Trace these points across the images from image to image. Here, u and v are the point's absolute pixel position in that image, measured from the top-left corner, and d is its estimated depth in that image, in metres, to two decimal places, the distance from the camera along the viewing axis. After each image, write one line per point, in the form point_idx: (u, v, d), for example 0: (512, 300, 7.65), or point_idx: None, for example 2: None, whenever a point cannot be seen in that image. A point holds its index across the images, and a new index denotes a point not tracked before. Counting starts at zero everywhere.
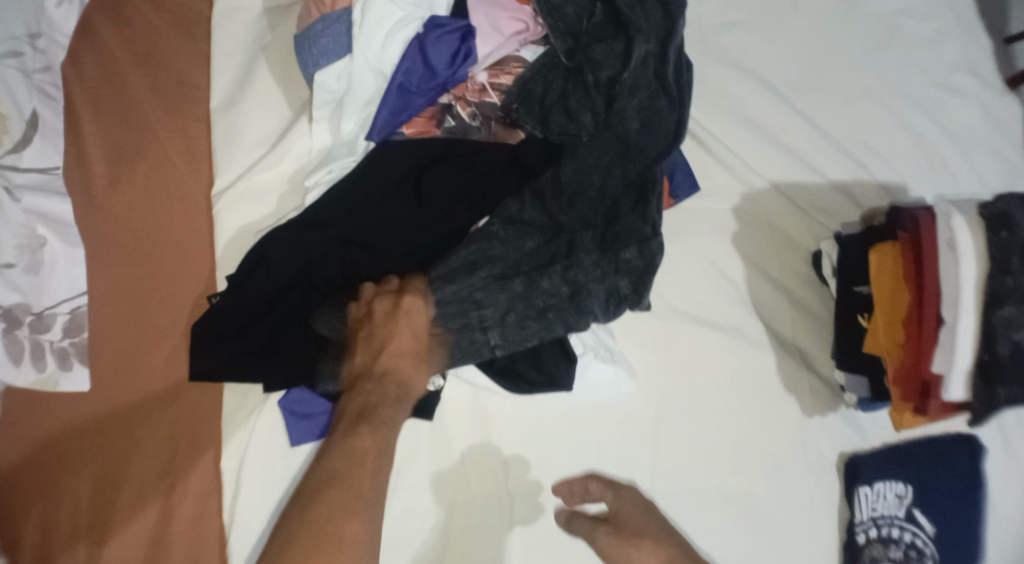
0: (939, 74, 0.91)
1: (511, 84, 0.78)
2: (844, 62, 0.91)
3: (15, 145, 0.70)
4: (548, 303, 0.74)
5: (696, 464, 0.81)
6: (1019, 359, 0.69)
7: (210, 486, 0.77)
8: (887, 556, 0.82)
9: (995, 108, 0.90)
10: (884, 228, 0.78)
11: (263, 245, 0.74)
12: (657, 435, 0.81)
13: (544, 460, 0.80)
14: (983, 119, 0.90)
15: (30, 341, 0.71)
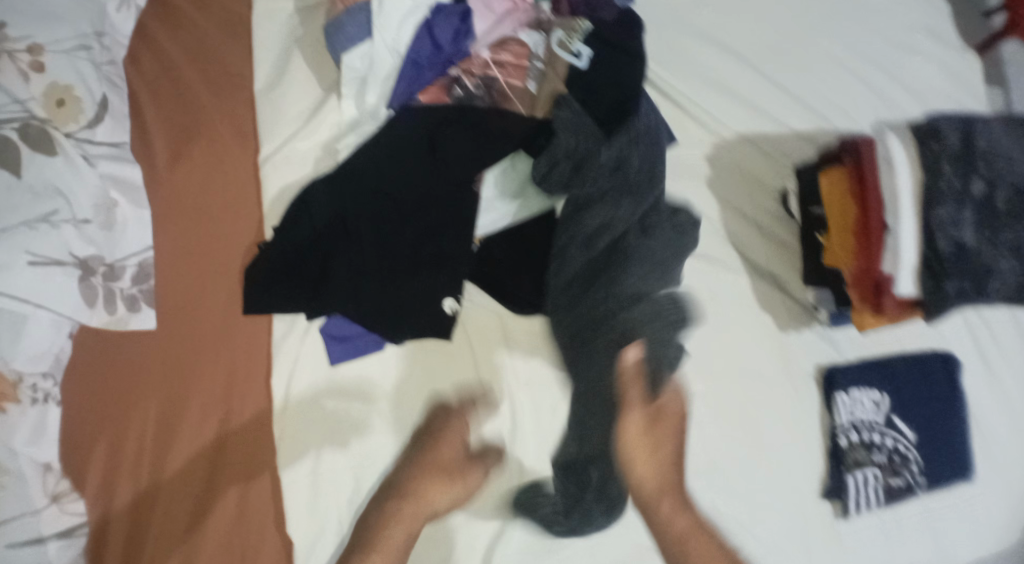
0: (900, 36, 1.05)
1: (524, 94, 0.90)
2: (811, 29, 1.04)
3: (89, 122, 0.82)
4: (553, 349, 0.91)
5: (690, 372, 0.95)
6: (957, 253, 0.82)
7: (262, 408, 0.87)
8: (871, 457, 0.96)
9: (952, 64, 1.04)
10: (832, 155, 0.90)
11: (304, 195, 0.87)
12: None
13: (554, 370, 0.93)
14: (941, 73, 1.04)
15: (103, 287, 0.83)
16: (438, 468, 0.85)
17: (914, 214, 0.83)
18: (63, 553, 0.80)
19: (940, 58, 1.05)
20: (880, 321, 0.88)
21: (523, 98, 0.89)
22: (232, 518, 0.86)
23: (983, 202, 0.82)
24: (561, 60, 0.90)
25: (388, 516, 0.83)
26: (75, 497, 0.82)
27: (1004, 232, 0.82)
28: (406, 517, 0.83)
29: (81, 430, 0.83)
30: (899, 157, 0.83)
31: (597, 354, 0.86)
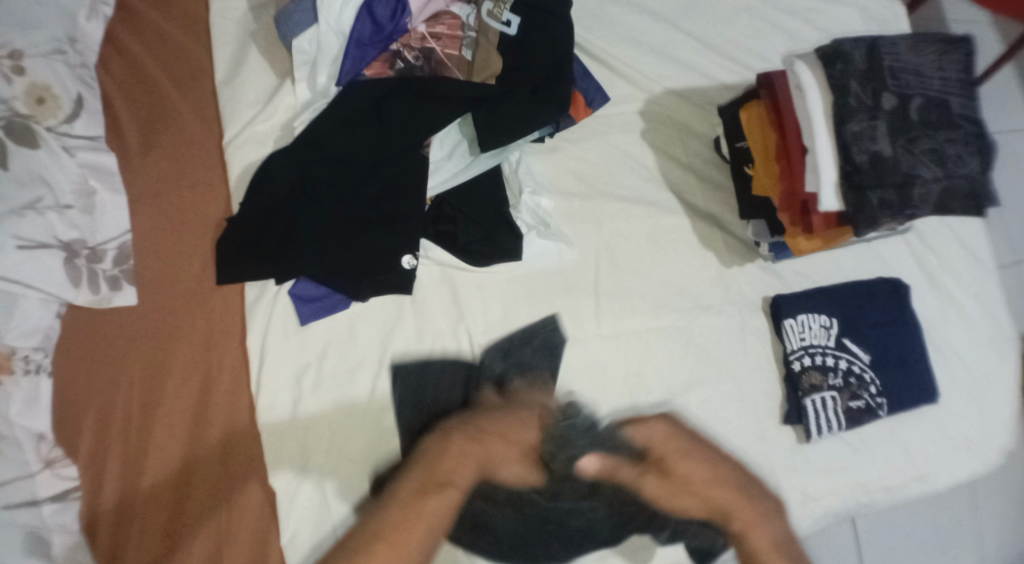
0: None
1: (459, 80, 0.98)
2: None
3: (66, 118, 0.89)
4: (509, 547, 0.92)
5: (641, 311, 1.00)
6: (874, 165, 0.87)
7: (239, 363, 0.95)
8: (826, 381, 0.99)
9: (872, 11, 1.14)
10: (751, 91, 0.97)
11: (265, 164, 0.94)
12: (600, 284, 1.00)
13: (509, 316, 0.98)
14: (860, 19, 1.13)
15: (87, 269, 0.89)
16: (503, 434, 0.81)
17: (828, 130, 0.88)
18: (56, 516, 0.84)
19: (861, 5, 1.14)
20: (812, 241, 0.94)
21: (460, 65, 0.97)
22: (221, 473, 0.91)
23: (896, 114, 0.88)
24: (492, 29, 0.98)
25: (447, 445, 0.78)
26: (67, 463, 0.86)
27: (921, 141, 0.88)
28: (466, 448, 0.77)
29: (70, 400, 0.87)
30: (808, 82, 0.89)
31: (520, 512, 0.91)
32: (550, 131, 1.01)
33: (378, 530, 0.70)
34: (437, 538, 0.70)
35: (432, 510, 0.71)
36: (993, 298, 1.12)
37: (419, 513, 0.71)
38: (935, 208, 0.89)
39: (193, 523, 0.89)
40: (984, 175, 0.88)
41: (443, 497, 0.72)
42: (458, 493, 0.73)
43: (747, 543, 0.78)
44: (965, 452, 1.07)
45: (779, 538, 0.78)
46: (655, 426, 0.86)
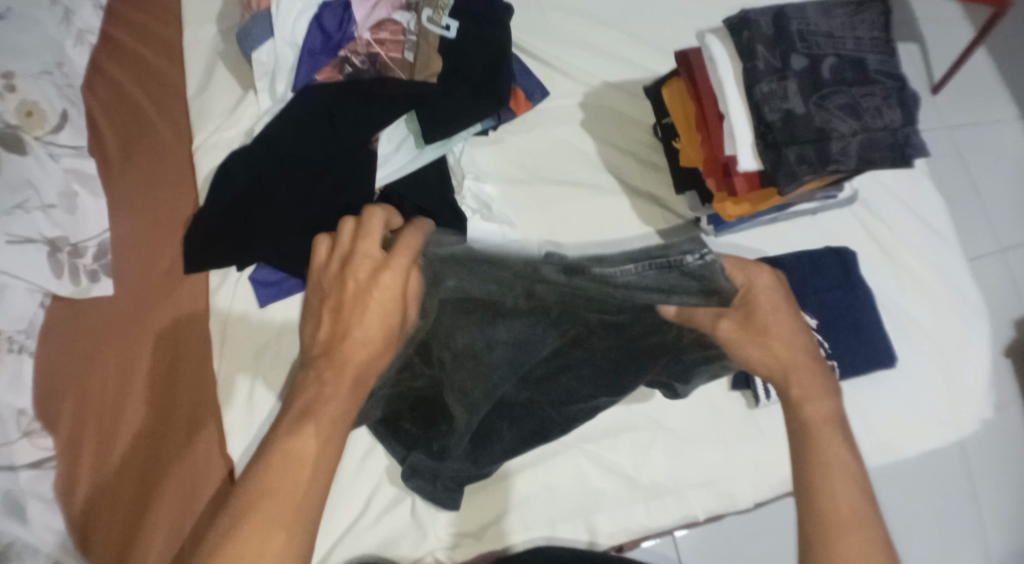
0: None
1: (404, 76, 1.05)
2: None
3: (52, 129, 1.00)
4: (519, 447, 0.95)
5: None
6: (786, 122, 0.91)
7: (205, 345, 1.04)
8: None
9: None
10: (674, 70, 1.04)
11: (227, 162, 1.04)
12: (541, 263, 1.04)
13: None
14: None
15: (69, 263, 0.98)
16: (363, 331, 0.74)
17: (740, 96, 0.94)
18: (32, 484, 0.89)
19: None
20: (739, 206, 0.99)
21: (403, 67, 1.05)
22: (186, 450, 0.99)
23: (806, 74, 0.92)
24: (433, 33, 1.05)
25: (319, 383, 0.73)
26: (45, 436, 0.92)
27: (832, 97, 0.92)
28: (329, 381, 0.73)
29: (50, 382, 0.93)
30: (718, 52, 0.95)
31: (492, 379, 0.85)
32: (492, 126, 1.08)
33: (258, 490, 0.67)
34: (327, 478, 0.69)
35: (311, 454, 0.69)
36: (957, 269, 1.12)
37: (291, 462, 0.68)
38: (859, 161, 0.91)
39: (161, 498, 0.96)
40: (906, 126, 0.92)
41: (308, 437, 0.70)
42: (325, 431, 0.70)
43: (803, 411, 0.76)
44: (934, 421, 1.05)
45: (835, 415, 0.76)
46: (760, 275, 0.80)
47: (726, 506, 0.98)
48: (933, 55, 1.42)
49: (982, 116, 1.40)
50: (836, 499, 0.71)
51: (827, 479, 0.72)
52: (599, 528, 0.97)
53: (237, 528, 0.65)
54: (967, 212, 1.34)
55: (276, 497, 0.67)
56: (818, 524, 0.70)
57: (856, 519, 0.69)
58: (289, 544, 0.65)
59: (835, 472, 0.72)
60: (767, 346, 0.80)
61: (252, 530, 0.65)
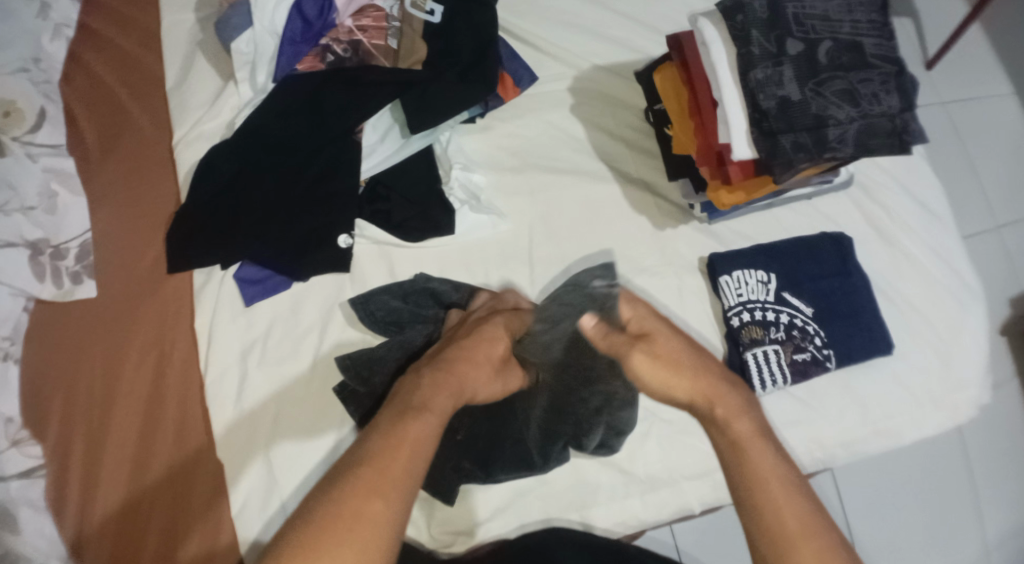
0: None
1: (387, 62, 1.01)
2: None
3: (31, 127, 0.99)
4: (514, 459, 0.94)
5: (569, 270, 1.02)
6: (782, 109, 0.89)
7: (191, 346, 1.00)
8: (767, 334, 1.00)
9: None
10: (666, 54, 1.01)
11: (208, 157, 1.00)
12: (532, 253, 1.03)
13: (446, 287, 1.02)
14: None
15: (50, 265, 0.97)
16: (488, 359, 0.84)
17: (734, 82, 0.92)
18: (23, 490, 0.91)
19: None
20: (733, 194, 0.97)
21: (387, 55, 1.01)
22: (185, 451, 0.97)
23: (802, 59, 0.90)
24: (417, 18, 1.01)
25: (422, 382, 0.78)
26: (33, 442, 0.93)
27: (828, 83, 0.90)
28: (448, 383, 0.78)
29: (38, 385, 0.94)
30: (711, 37, 0.93)
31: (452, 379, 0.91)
32: (479, 113, 1.05)
33: (372, 461, 0.68)
34: (422, 463, 0.70)
35: (414, 438, 0.71)
36: (954, 252, 1.10)
37: (404, 438, 0.70)
38: (856, 148, 0.90)
39: (153, 499, 0.94)
40: (904, 112, 0.90)
41: (422, 423, 0.72)
42: (436, 422, 0.74)
43: (731, 429, 0.76)
44: (931, 407, 1.04)
45: (758, 430, 0.75)
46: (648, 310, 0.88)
47: (723, 497, 0.98)
48: (928, 29, 1.39)
49: (976, 92, 1.37)
50: (783, 517, 0.69)
51: (772, 491, 0.71)
52: (595, 521, 0.97)
53: (340, 497, 0.65)
54: (961, 190, 1.32)
55: (375, 471, 0.67)
56: (768, 543, 0.69)
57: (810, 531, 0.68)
58: (387, 515, 0.65)
59: (775, 490, 0.71)
60: (678, 371, 0.81)
61: (346, 504, 0.65)
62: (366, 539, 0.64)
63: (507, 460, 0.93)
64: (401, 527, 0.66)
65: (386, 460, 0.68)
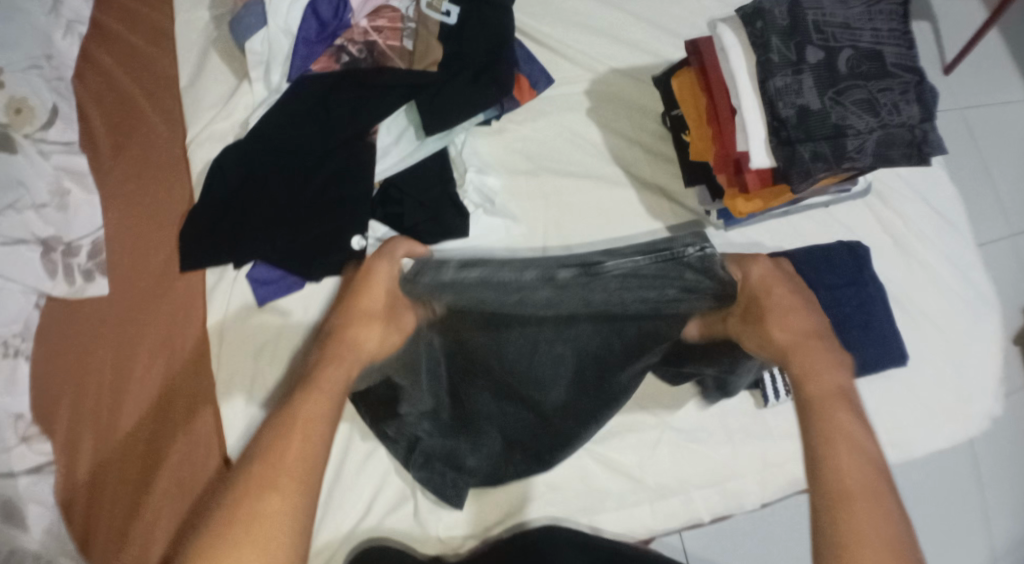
0: None
1: (404, 65, 0.99)
2: None
3: (42, 126, 0.97)
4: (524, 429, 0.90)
5: None
6: (801, 118, 0.88)
7: (203, 344, 1.02)
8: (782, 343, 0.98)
9: None
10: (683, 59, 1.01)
11: (220, 156, 0.99)
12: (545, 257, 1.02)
13: None
14: None
15: (63, 262, 0.96)
16: (373, 317, 0.82)
17: (753, 90, 0.91)
18: (33, 488, 0.90)
19: None
20: (750, 202, 0.96)
21: (402, 56, 1.00)
22: (182, 437, 0.98)
23: (822, 67, 0.89)
24: (433, 20, 1.00)
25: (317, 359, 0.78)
26: (43, 439, 0.92)
27: (848, 92, 0.89)
28: (341, 359, 0.78)
29: (47, 384, 0.93)
30: (731, 44, 0.92)
31: (521, 361, 0.83)
32: (495, 115, 1.03)
33: (270, 452, 0.67)
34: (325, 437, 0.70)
35: (307, 413, 0.71)
36: (969, 261, 1.10)
37: (295, 423, 0.70)
38: (875, 158, 0.89)
39: (154, 491, 0.94)
40: (923, 123, 0.90)
41: (317, 404, 0.72)
42: (330, 398, 0.73)
43: (808, 387, 0.75)
44: (944, 418, 1.04)
45: (843, 389, 0.75)
46: (758, 263, 0.85)
47: (734, 508, 0.98)
48: (946, 33, 1.37)
49: (993, 98, 1.36)
50: (843, 476, 0.68)
51: (840, 445, 0.70)
52: (604, 528, 0.96)
53: (235, 494, 0.65)
54: (977, 196, 1.31)
55: (274, 452, 0.67)
56: (827, 498, 0.68)
57: (872, 498, 0.67)
58: (298, 504, 0.65)
59: (842, 448, 0.70)
60: (788, 319, 0.80)
61: (257, 483, 0.65)
62: (264, 537, 0.63)
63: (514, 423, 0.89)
64: (303, 510, 0.65)
65: (291, 432, 0.69)
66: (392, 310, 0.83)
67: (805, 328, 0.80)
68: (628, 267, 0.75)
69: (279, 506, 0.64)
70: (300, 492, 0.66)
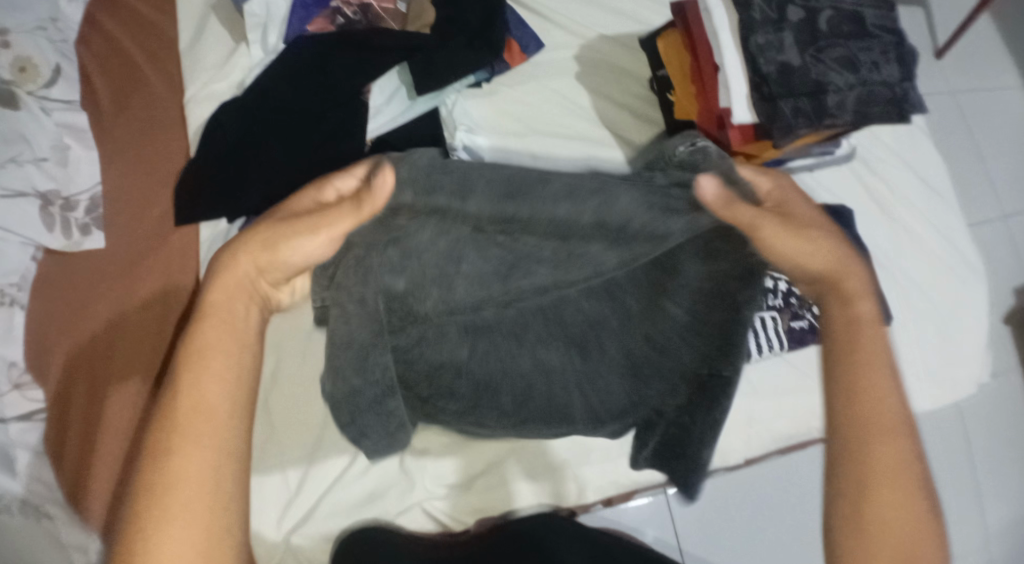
0: None
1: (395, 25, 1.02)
2: None
3: (45, 84, 1.01)
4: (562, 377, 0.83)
5: None
6: (781, 73, 0.90)
7: (194, 296, 1.01)
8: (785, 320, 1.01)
9: None
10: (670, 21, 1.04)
11: (217, 112, 1.02)
12: None
13: None
14: None
15: (60, 216, 0.98)
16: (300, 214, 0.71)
17: (735, 47, 0.93)
18: (23, 435, 0.92)
19: None
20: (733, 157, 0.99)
21: (396, 17, 1.02)
22: (149, 385, 0.96)
23: (803, 26, 0.92)
24: None
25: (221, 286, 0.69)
26: (35, 387, 0.94)
27: (828, 50, 0.91)
28: (240, 284, 0.69)
29: (43, 333, 0.95)
30: (715, 3, 0.94)
31: (512, 359, 0.82)
32: (486, 78, 1.06)
33: (171, 412, 0.62)
34: (245, 382, 0.65)
35: (214, 354, 0.65)
36: (955, 229, 1.11)
37: (195, 370, 0.64)
38: (856, 116, 0.90)
39: (118, 436, 0.94)
40: (903, 82, 0.92)
41: (217, 339, 0.66)
42: (235, 330, 0.67)
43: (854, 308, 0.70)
44: (930, 381, 1.05)
45: (879, 315, 0.70)
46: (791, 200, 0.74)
47: (716, 461, 1.00)
48: (938, 18, 1.39)
49: (985, 84, 1.37)
50: (882, 410, 0.66)
51: (869, 375, 0.67)
52: (587, 482, 0.99)
53: (147, 473, 0.61)
54: (968, 176, 1.32)
55: (173, 417, 0.62)
56: (846, 436, 0.66)
57: (900, 431, 0.65)
58: (207, 468, 0.61)
59: (869, 380, 0.67)
60: (809, 244, 0.71)
61: (157, 451, 0.61)
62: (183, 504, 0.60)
63: (549, 371, 0.83)
64: (225, 467, 0.62)
65: (186, 393, 0.63)
66: (325, 216, 0.69)
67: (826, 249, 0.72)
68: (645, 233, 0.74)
69: (190, 472, 0.61)
70: (211, 455, 0.62)
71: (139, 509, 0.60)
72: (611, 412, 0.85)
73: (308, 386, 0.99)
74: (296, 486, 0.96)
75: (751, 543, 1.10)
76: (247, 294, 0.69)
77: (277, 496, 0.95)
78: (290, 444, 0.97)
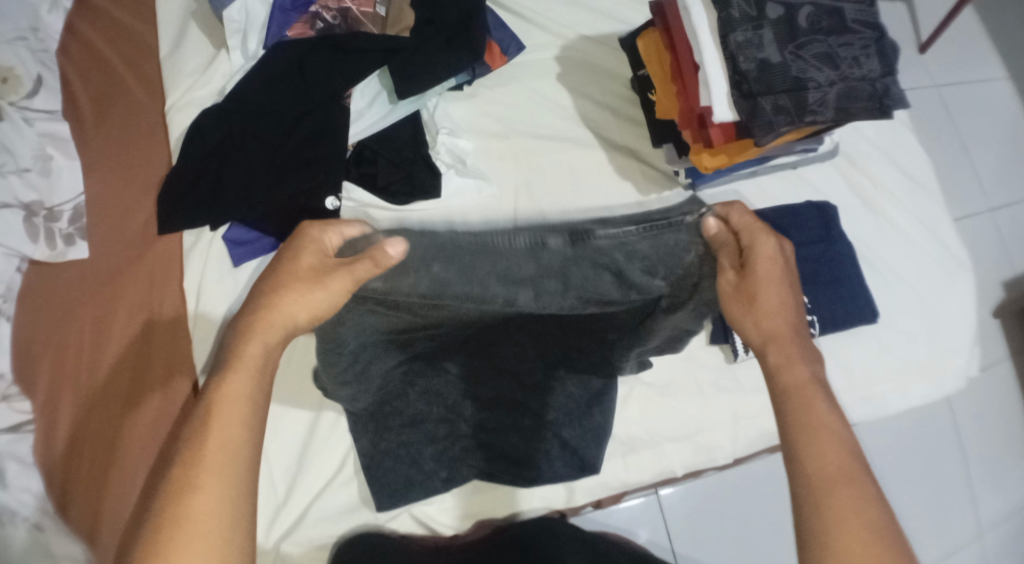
0: None
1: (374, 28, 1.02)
2: None
3: (26, 94, 1.00)
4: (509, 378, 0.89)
5: None
6: (761, 71, 0.90)
7: (179, 308, 1.02)
8: None
9: None
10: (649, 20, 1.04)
11: (196, 121, 1.01)
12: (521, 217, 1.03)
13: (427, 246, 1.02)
14: None
15: (44, 226, 0.97)
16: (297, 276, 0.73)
17: (715, 45, 0.92)
18: (12, 446, 0.90)
19: None
20: (716, 157, 0.98)
21: (375, 21, 1.02)
22: (138, 397, 0.97)
23: (782, 22, 0.91)
24: None
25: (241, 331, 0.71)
26: (23, 399, 0.92)
27: (808, 47, 0.90)
28: (263, 330, 0.71)
29: (29, 344, 0.94)
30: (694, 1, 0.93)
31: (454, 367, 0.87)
32: (467, 80, 1.06)
33: (189, 454, 0.65)
34: (258, 432, 0.68)
35: (227, 399, 0.68)
36: (941, 223, 1.11)
37: (215, 413, 0.67)
38: (837, 112, 0.90)
39: (110, 448, 0.94)
40: (884, 77, 0.91)
41: (235, 386, 0.68)
42: (257, 375, 0.70)
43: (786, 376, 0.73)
44: (920, 376, 1.04)
45: (817, 377, 0.73)
46: (765, 247, 0.75)
47: (705, 461, 1.00)
48: (920, 12, 1.38)
49: (969, 77, 1.37)
50: (823, 461, 0.68)
51: (813, 436, 0.69)
52: (577, 485, 0.99)
53: (163, 509, 0.63)
54: (954, 170, 1.32)
55: (190, 461, 0.65)
56: (806, 486, 0.67)
57: (852, 476, 0.67)
58: (223, 506, 0.64)
59: (818, 436, 0.69)
60: (769, 300, 0.75)
61: (176, 492, 0.64)
62: (198, 540, 0.62)
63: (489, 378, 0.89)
64: (241, 505, 0.65)
65: (207, 437, 0.65)
66: (323, 280, 0.72)
67: (780, 310, 0.75)
68: (616, 240, 0.67)
69: (207, 511, 0.63)
70: (223, 492, 0.64)
71: (152, 549, 0.62)
72: (564, 405, 0.93)
73: (295, 392, 0.99)
74: (285, 493, 0.96)
75: (744, 540, 1.10)
76: (281, 339, 0.72)
77: (267, 505, 0.95)
78: (280, 450, 0.97)
